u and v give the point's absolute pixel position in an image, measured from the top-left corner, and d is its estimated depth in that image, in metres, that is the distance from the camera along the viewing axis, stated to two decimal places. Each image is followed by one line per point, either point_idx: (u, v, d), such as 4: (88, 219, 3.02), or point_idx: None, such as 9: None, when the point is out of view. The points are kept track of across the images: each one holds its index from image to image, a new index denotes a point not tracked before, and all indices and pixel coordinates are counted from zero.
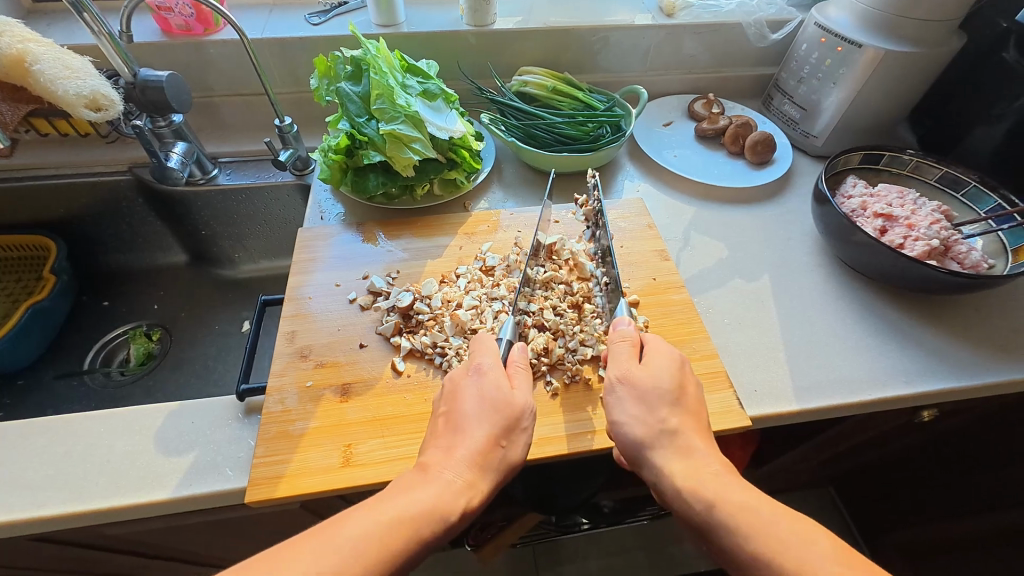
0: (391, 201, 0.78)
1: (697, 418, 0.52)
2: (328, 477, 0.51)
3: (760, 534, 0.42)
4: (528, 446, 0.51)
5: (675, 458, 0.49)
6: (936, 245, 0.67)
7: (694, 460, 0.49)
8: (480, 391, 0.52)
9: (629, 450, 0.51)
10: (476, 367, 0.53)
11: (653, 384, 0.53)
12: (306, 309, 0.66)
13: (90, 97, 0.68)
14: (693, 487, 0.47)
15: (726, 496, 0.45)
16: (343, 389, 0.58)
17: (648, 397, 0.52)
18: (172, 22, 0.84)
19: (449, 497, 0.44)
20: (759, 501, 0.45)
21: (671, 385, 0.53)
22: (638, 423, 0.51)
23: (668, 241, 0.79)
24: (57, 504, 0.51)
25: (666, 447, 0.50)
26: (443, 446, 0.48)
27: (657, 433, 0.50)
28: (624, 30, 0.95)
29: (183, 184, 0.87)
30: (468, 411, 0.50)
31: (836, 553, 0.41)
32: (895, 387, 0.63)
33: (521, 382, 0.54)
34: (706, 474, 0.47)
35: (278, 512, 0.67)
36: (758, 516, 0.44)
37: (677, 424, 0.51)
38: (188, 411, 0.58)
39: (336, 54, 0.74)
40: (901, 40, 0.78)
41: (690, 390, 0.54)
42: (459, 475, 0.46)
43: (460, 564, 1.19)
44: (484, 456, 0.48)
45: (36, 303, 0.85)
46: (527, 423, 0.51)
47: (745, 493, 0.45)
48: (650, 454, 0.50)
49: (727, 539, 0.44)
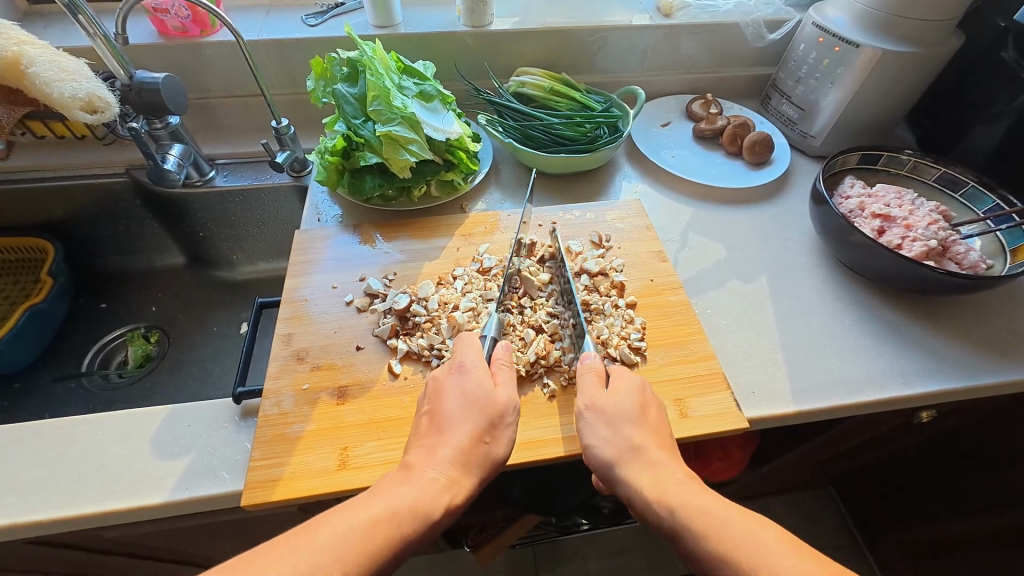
0: (388, 203, 0.78)
1: (661, 435, 0.53)
2: (324, 480, 0.51)
3: (721, 534, 0.43)
4: (512, 441, 0.52)
5: (641, 472, 0.49)
6: (934, 246, 0.67)
7: (660, 472, 0.49)
8: (463, 390, 0.52)
9: (600, 470, 0.51)
10: (459, 365, 0.55)
11: (616, 408, 0.53)
12: (303, 312, 0.66)
13: (86, 99, 0.68)
14: (659, 496, 0.47)
15: (688, 501, 0.46)
16: (339, 392, 0.58)
17: (615, 419, 0.52)
18: (168, 23, 0.84)
19: (431, 496, 0.45)
20: (721, 504, 0.46)
21: (633, 405, 0.53)
22: (605, 444, 0.51)
23: (666, 243, 0.78)
24: (52, 508, 0.51)
25: (631, 463, 0.50)
26: (427, 445, 0.49)
27: (623, 451, 0.50)
28: (622, 30, 0.95)
29: (180, 186, 0.87)
30: (451, 410, 0.51)
31: (791, 547, 0.41)
32: (893, 387, 0.63)
33: (504, 379, 0.55)
34: (671, 483, 0.48)
35: (277, 513, 0.67)
36: (718, 518, 0.44)
37: (640, 440, 0.51)
38: (184, 414, 0.58)
39: (332, 55, 0.74)
40: (899, 40, 0.78)
41: (653, 412, 0.54)
42: (442, 473, 0.47)
43: (459, 564, 1.20)
44: (465, 455, 0.48)
45: (33, 305, 0.85)
46: (512, 418, 0.52)
47: (710, 499, 0.46)
48: (618, 471, 0.50)
49: (692, 544, 0.44)
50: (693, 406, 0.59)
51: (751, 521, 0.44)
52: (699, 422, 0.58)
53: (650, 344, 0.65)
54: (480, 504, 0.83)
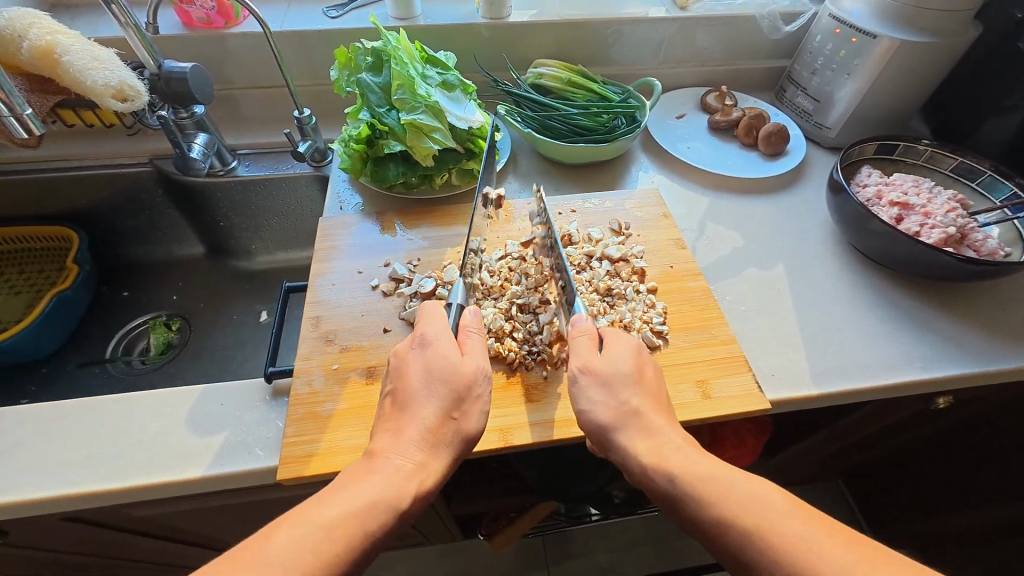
0: (411, 190, 0.79)
1: (657, 399, 0.53)
2: (357, 456, 0.53)
3: (727, 499, 0.44)
4: (484, 415, 0.52)
5: (638, 436, 0.50)
6: (953, 233, 0.67)
7: (657, 438, 0.50)
8: (426, 364, 0.52)
9: (595, 436, 0.52)
10: (421, 339, 0.54)
11: (613, 370, 0.54)
12: (329, 296, 0.67)
13: (117, 87, 0.69)
14: (656, 461, 0.48)
15: (686, 467, 0.47)
16: (368, 371, 0.59)
17: (609, 382, 0.53)
18: (193, 15, 0.86)
19: (397, 487, 0.44)
20: (719, 468, 0.47)
21: (630, 367, 0.54)
22: (601, 408, 0.52)
23: (684, 231, 0.79)
24: (91, 483, 0.52)
25: (629, 428, 0.51)
26: (392, 429, 0.49)
27: (621, 415, 0.51)
28: (638, 23, 0.95)
29: (203, 175, 0.88)
30: (414, 385, 0.51)
31: (787, 506, 0.43)
32: (911, 372, 0.63)
33: (472, 346, 0.55)
34: (669, 449, 0.49)
35: (302, 496, 0.68)
36: (719, 482, 0.46)
37: (638, 404, 0.52)
38: (217, 393, 0.59)
39: (356, 45, 0.75)
40: (916, 30, 0.79)
41: (649, 373, 0.55)
42: (410, 458, 0.47)
43: (472, 556, 1.21)
44: (432, 435, 0.48)
45: (60, 292, 0.86)
46: (480, 389, 0.53)
47: (708, 463, 0.47)
48: (616, 436, 0.51)
49: (693, 509, 0.45)
50: (717, 387, 0.60)
51: (750, 484, 0.45)
52: (721, 403, 0.59)
53: (671, 328, 0.66)
54: (497, 491, 0.84)
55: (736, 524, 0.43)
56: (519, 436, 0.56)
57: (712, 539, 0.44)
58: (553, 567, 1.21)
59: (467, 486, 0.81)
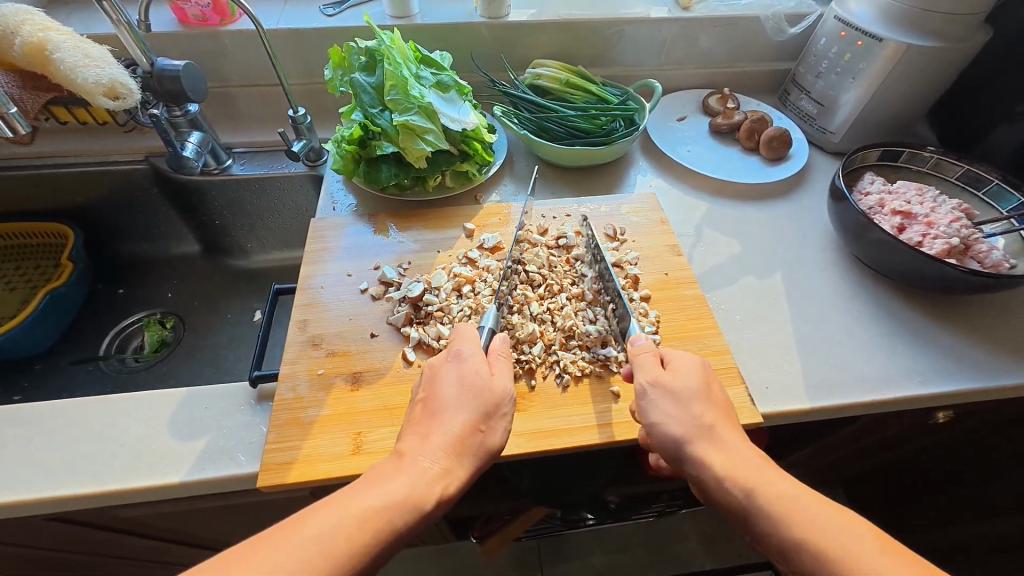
0: (404, 192, 0.78)
1: (727, 414, 0.52)
2: (338, 465, 0.52)
3: (805, 525, 0.43)
4: (506, 433, 0.51)
5: (714, 450, 0.49)
6: (956, 244, 0.65)
7: (732, 451, 0.48)
8: (460, 376, 0.52)
9: (668, 450, 0.50)
10: (456, 352, 0.54)
11: (683, 385, 0.53)
12: (318, 299, 0.66)
13: (108, 85, 0.68)
14: (732, 475, 0.47)
15: (766, 485, 0.46)
16: (353, 377, 0.59)
17: (681, 397, 0.52)
18: (188, 12, 0.85)
19: (424, 486, 0.43)
20: (805, 494, 0.45)
21: (698, 383, 0.53)
22: (674, 421, 0.50)
23: (681, 237, 0.78)
24: (72, 486, 0.52)
25: (704, 441, 0.49)
26: (420, 431, 0.48)
27: (694, 428, 0.50)
28: (639, 23, 0.94)
29: (197, 173, 0.88)
30: (446, 394, 0.50)
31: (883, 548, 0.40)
32: (910, 386, 0.62)
33: (501, 368, 0.54)
34: (746, 463, 0.47)
35: (289, 500, 0.68)
36: (800, 507, 0.44)
37: (711, 420, 0.51)
38: (203, 396, 0.59)
39: (350, 44, 0.74)
40: (923, 34, 0.76)
41: (715, 389, 0.54)
42: (435, 462, 0.45)
43: (466, 556, 1.20)
44: (458, 443, 0.47)
45: (54, 289, 0.86)
46: (507, 408, 0.52)
47: (792, 486, 0.45)
48: (689, 449, 0.49)
49: (768, 528, 0.44)
50: None
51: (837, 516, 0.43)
52: None
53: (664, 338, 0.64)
54: (488, 495, 0.83)
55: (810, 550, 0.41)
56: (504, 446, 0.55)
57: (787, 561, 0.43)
58: (547, 569, 1.20)
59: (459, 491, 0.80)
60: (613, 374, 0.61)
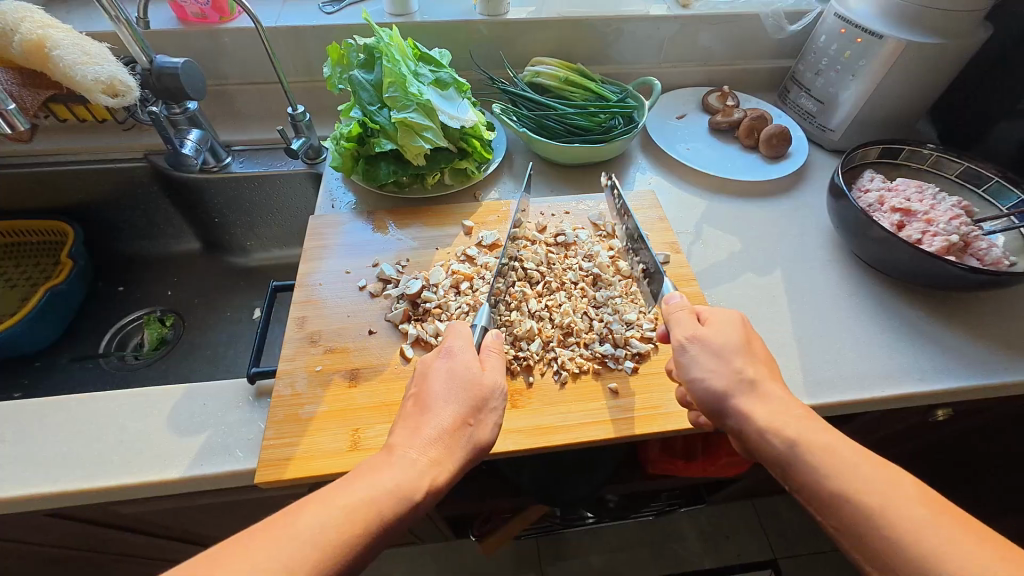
0: (402, 189, 0.78)
1: (768, 366, 0.53)
2: (336, 461, 0.52)
3: (847, 474, 0.43)
4: (497, 427, 0.51)
5: (756, 403, 0.49)
6: (956, 241, 0.65)
7: (774, 404, 0.49)
8: (449, 370, 0.52)
9: (709, 404, 0.51)
10: (446, 350, 0.54)
11: (723, 340, 0.53)
12: (316, 296, 0.66)
13: (107, 82, 0.68)
14: (775, 426, 0.47)
15: (809, 435, 0.46)
16: (351, 374, 0.59)
17: (722, 351, 0.52)
18: (188, 10, 0.85)
19: (413, 477, 0.43)
20: (847, 446, 0.45)
21: (737, 338, 0.53)
22: (715, 375, 0.51)
23: (679, 235, 0.78)
24: (69, 483, 0.52)
25: (746, 395, 0.50)
26: (410, 424, 0.48)
27: (736, 382, 0.50)
28: (639, 20, 0.94)
29: (197, 171, 0.88)
30: (435, 389, 0.50)
31: (920, 495, 0.41)
32: (910, 383, 0.62)
33: (493, 364, 0.54)
34: (787, 415, 0.48)
35: (287, 496, 0.68)
36: (839, 455, 0.44)
37: (753, 373, 0.51)
38: (202, 393, 0.59)
39: (349, 41, 0.74)
40: (923, 31, 0.76)
41: (756, 343, 0.54)
42: (423, 453, 0.45)
43: (464, 556, 1.20)
44: (447, 436, 0.47)
45: (54, 286, 0.86)
46: (497, 402, 0.52)
47: (832, 438, 0.45)
48: (731, 402, 0.50)
49: (807, 475, 0.44)
50: None
51: (874, 465, 0.43)
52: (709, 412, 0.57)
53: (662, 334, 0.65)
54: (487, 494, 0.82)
55: (856, 499, 0.41)
56: (501, 442, 0.54)
57: (825, 509, 0.43)
58: (546, 568, 1.20)
59: (457, 489, 0.80)
60: (611, 371, 0.61)
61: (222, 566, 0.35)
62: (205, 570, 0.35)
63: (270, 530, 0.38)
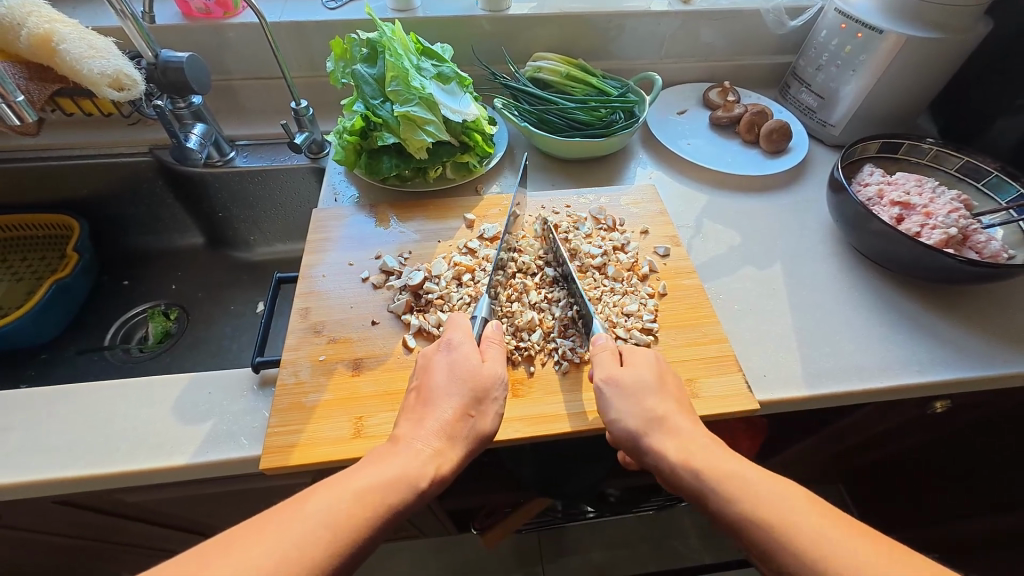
0: (404, 183, 0.79)
1: (681, 403, 0.53)
2: (341, 447, 0.53)
3: (756, 499, 0.44)
4: (499, 416, 0.51)
5: (667, 439, 0.49)
6: (954, 234, 0.66)
7: (684, 437, 0.49)
8: (451, 363, 0.52)
9: (626, 442, 0.51)
10: (447, 342, 0.55)
11: (635, 379, 0.53)
12: (318, 288, 0.67)
13: (113, 76, 0.70)
14: (685, 460, 0.47)
15: (716, 466, 0.47)
16: (354, 363, 0.59)
17: (633, 391, 0.53)
18: (193, 5, 0.86)
19: (418, 464, 0.44)
20: (755, 472, 0.46)
21: (651, 377, 0.54)
22: (627, 416, 0.51)
23: (680, 229, 0.78)
24: (77, 470, 0.53)
25: (656, 431, 0.50)
26: (414, 417, 0.49)
27: (646, 420, 0.50)
28: (639, 16, 0.94)
29: (201, 165, 0.89)
30: (436, 381, 0.51)
31: (817, 508, 0.43)
32: (908, 375, 0.62)
33: (493, 355, 0.55)
34: (697, 446, 0.48)
35: (290, 487, 0.68)
36: (748, 483, 0.45)
37: (663, 410, 0.51)
38: (206, 381, 0.59)
39: (352, 36, 0.74)
40: (922, 26, 0.77)
41: (669, 379, 0.55)
42: (428, 444, 0.46)
43: (465, 551, 1.20)
44: (450, 427, 0.48)
45: (60, 278, 0.87)
46: (498, 392, 0.52)
47: (740, 465, 0.47)
48: (643, 441, 0.50)
49: (719, 507, 0.45)
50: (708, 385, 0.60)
51: (780, 488, 0.44)
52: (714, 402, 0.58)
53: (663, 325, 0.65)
54: (488, 487, 0.83)
55: (764, 522, 0.42)
56: (502, 431, 0.55)
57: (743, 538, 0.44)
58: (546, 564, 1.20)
59: (458, 483, 0.80)
60: None
61: (239, 545, 0.36)
62: (222, 549, 0.36)
63: (282, 513, 0.39)
